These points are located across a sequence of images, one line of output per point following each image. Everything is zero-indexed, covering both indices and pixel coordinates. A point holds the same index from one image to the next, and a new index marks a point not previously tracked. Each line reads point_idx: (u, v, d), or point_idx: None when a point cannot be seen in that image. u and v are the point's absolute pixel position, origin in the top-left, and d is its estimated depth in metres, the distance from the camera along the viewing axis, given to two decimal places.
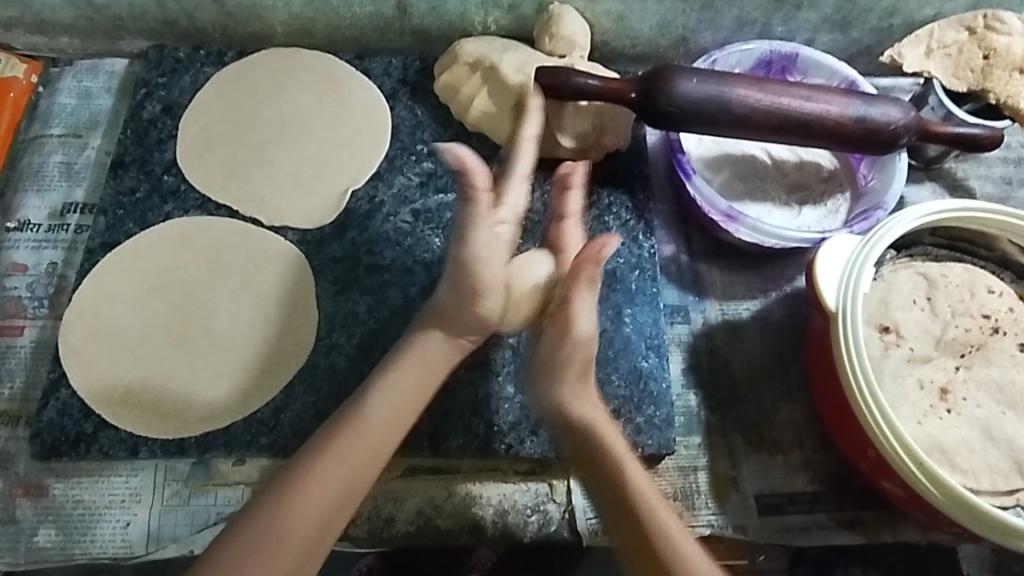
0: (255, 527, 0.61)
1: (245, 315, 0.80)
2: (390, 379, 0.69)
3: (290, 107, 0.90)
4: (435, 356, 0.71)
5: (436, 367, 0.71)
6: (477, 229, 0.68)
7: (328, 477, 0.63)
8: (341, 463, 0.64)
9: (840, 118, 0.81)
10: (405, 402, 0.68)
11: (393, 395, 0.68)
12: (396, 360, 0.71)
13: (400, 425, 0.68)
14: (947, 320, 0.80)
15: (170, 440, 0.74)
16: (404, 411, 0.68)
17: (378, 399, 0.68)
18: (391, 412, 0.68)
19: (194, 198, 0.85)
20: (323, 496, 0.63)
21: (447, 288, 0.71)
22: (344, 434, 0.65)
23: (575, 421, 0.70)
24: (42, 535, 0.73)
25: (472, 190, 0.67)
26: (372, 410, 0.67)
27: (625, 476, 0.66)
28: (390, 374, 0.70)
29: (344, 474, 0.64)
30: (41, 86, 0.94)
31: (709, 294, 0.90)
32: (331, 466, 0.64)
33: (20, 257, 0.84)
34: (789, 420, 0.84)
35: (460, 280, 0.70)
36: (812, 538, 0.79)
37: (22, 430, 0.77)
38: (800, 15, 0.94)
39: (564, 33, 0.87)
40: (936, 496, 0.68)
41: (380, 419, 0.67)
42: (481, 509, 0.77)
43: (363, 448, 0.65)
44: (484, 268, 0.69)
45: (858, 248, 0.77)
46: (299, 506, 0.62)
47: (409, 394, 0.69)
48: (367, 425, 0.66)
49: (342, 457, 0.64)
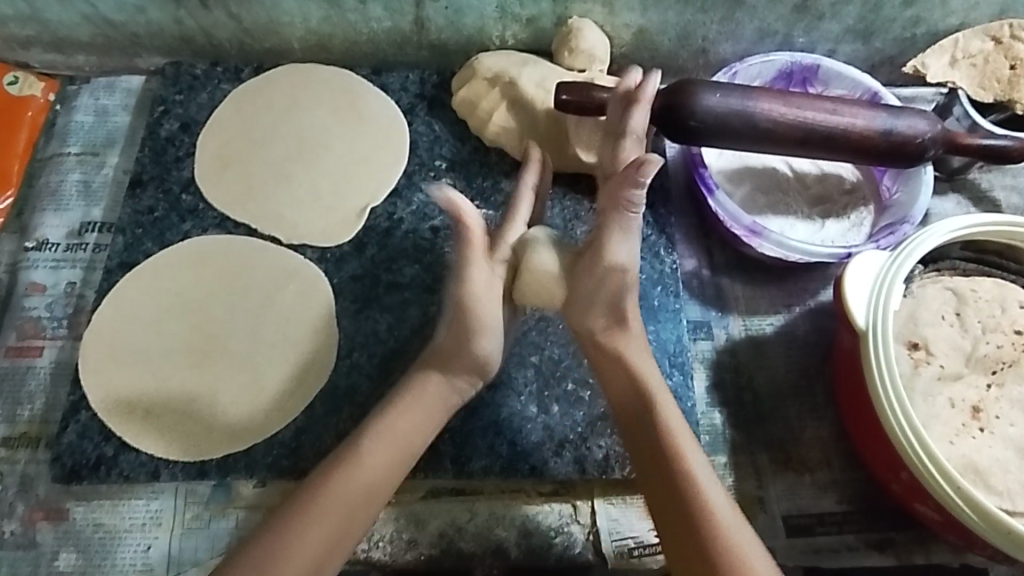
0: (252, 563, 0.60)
1: (261, 331, 0.79)
2: (390, 425, 0.68)
3: (306, 124, 0.89)
4: (433, 398, 0.70)
5: (435, 409, 0.70)
6: (471, 268, 0.68)
7: (326, 523, 0.63)
8: (342, 506, 0.64)
9: (866, 131, 0.80)
10: (399, 453, 0.67)
11: (385, 436, 0.67)
12: (401, 397, 0.70)
13: (395, 466, 0.67)
14: (977, 336, 0.78)
15: (191, 463, 0.74)
16: (397, 465, 0.67)
17: (376, 440, 0.67)
18: (390, 452, 0.67)
19: (212, 216, 0.84)
20: (324, 539, 0.62)
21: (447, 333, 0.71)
22: (343, 481, 0.64)
23: (649, 425, 0.68)
24: (62, 559, 0.72)
25: (465, 227, 0.66)
26: (368, 454, 0.66)
27: (690, 486, 0.64)
28: (393, 411, 0.69)
29: (342, 515, 0.63)
30: (59, 104, 0.93)
31: (732, 310, 0.89)
32: (327, 511, 0.63)
33: (39, 277, 0.84)
34: (816, 438, 0.83)
35: (458, 321, 0.69)
36: (841, 560, 0.78)
37: (42, 453, 0.76)
38: (821, 26, 0.93)
39: (584, 47, 0.86)
40: (974, 521, 0.66)
41: (377, 458, 0.66)
42: (504, 531, 0.76)
43: (358, 495, 0.64)
44: (481, 308, 0.68)
45: (887, 264, 0.76)
46: (305, 540, 0.62)
47: (410, 442, 0.68)
48: (364, 469, 0.65)
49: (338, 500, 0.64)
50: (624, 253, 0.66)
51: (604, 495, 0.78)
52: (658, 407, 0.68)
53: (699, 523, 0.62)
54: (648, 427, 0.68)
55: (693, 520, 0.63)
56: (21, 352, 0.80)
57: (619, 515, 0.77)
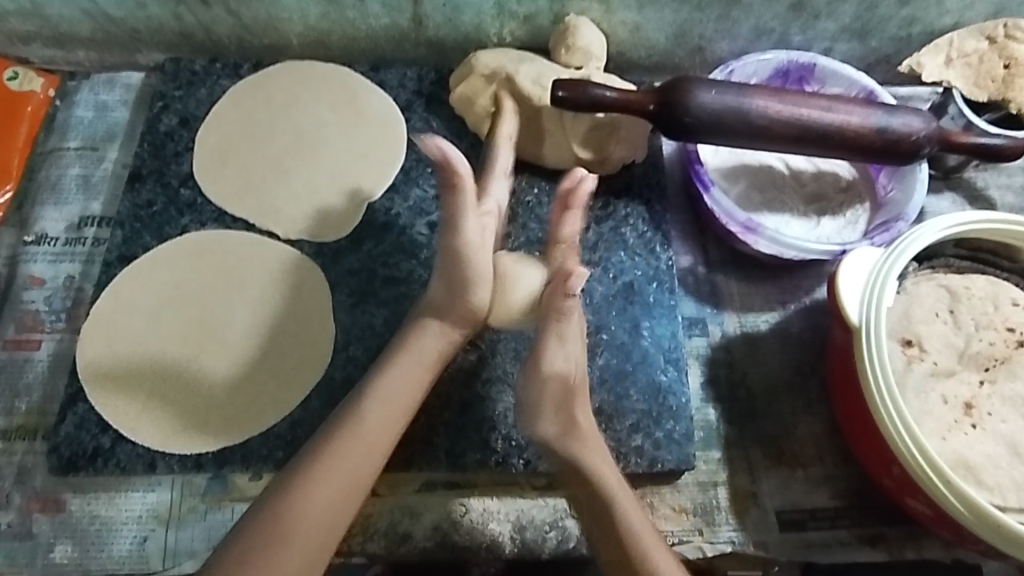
0: (263, 524, 0.62)
1: (260, 321, 0.79)
2: (387, 384, 0.69)
3: (305, 120, 0.89)
4: (429, 350, 0.72)
5: (432, 361, 0.72)
6: (465, 220, 0.70)
7: (335, 477, 0.64)
8: (347, 456, 0.65)
9: (861, 129, 0.80)
10: (398, 408, 0.69)
11: (379, 393, 0.69)
12: (400, 350, 0.71)
13: (394, 421, 0.68)
14: (970, 333, 0.79)
15: (188, 455, 0.74)
16: (393, 423, 0.68)
17: (372, 396, 0.68)
18: (391, 407, 0.68)
19: (211, 211, 0.85)
20: (332, 489, 0.64)
21: (440, 284, 0.73)
22: (339, 440, 0.66)
23: (590, 494, 0.68)
24: (59, 549, 0.73)
25: (456, 177, 0.69)
26: (366, 412, 0.68)
27: (614, 509, 0.67)
28: (390, 369, 0.70)
29: (347, 473, 0.65)
30: (59, 99, 0.94)
31: (727, 306, 0.89)
32: (332, 460, 0.65)
33: (38, 270, 0.85)
34: (809, 434, 0.83)
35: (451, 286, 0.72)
36: (834, 554, 0.78)
37: (39, 444, 0.77)
38: (818, 25, 0.93)
39: (581, 45, 0.87)
40: (964, 514, 0.67)
41: (376, 416, 0.68)
42: (498, 524, 0.76)
43: (359, 451, 0.66)
44: (476, 258, 0.71)
45: (881, 260, 0.76)
46: (318, 491, 0.64)
47: (405, 397, 0.69)
48: (361, 428, 0.67)
49: (340, 460, 0.65)
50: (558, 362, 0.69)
51: None
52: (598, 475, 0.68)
53: (621, 538, 0.66)
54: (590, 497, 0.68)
55: (633, 556, 0.66)
56: (19, 345, 0.81)
57: None
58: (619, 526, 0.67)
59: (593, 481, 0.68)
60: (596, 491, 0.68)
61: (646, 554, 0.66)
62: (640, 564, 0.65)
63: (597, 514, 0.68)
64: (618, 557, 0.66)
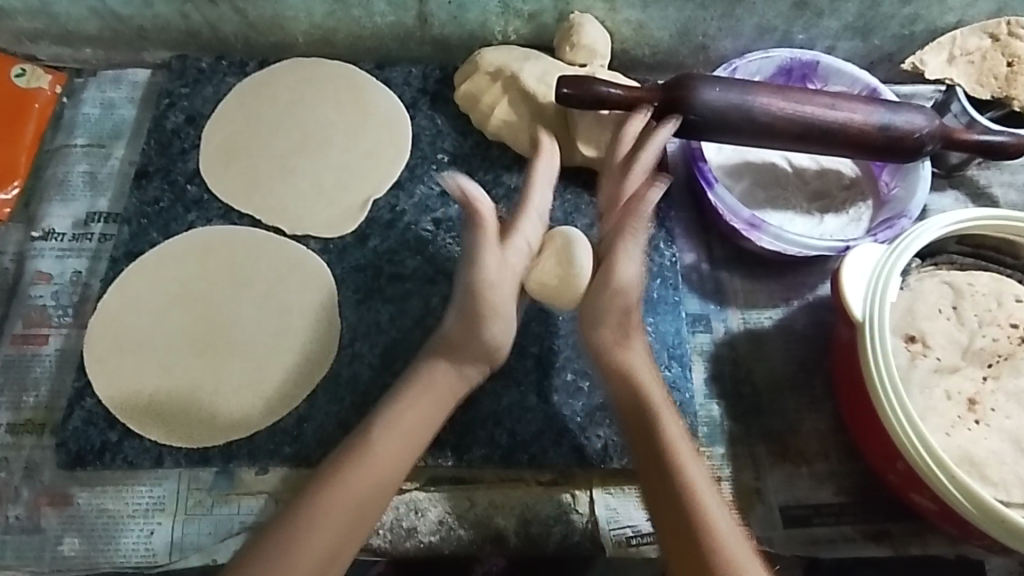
0: (267, 556, 0.61)
1: (266, 320, 0.80)
2: (395, 418, 0.69)
3: (311, 117, 0.90)
4: (439, 386, 0.72)
5: (443, 397, 0.72)
6: (483, 257, 0.72)
7: (337, 505, 0.64)
8: (353, 488, 0.65)
9: (864, 126, 0.81)
10: (408, 440, 0.69)
11: (391, 424, 0.69)
12: (415, 382, 0.72)
13: (403, 455, 0.68)
14: (974, 329, 0.79)
15: (195, 450, 0.75)
16: (405, 453, 0.68)
17: (384, 428, 0.69)
18: (399, 442, 0.68)
19: (217, 208, 0.85)
20: (338, 518, 0.64)
21: (457, 320, 0.73)
22: (350, 470, 0.66)
23: (651, 437, 0.68)
24: (66, 543, 0.73)
25: (475, 209, 0.73)
26: (376, 443, 0.68)
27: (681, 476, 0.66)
28: (400, 404, 0.70)
29: (352, 500, 0.65)
30: (66, 97, 0.95)
31: (731, 303, 0.89)
32: (339, 493, 0.65)
33: (45, 266, 0.85)
34: (814, 430, 0.83)
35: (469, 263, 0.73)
36: (838, 550, 0.78)
37: (47, 439, 0.77)
38: (821, 23, 0.94)
39: (585, 42, 0.87)
40: (967, 507, 0.67)
41: (385, 448, 0.67)
42: (503, 519, 0.76)
43: (366, 483, 0.66)
44: (494, 291, 0.72)
45: (885, 256, 0.76)
46: (327, 516, 0.63)
47: (418, 428, 0.70)
48: (372, 458, 0.67)
49: (349, 490, 0.65)
50: (630, 268, 0.72)
51: (604, 485, 0.78)
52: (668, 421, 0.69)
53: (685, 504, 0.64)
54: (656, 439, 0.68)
55: (687, 505, 0.64)
56: (26, 340, 0.81)
57: (617, 505, 0.77)
58: (676, 473, 0.66)
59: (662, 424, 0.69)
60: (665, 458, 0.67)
61: (701, 505, 0.64)
62: (692, 511, 0.64)
63: (655, 461, 0.67)
64: (673, 505, 0.65)
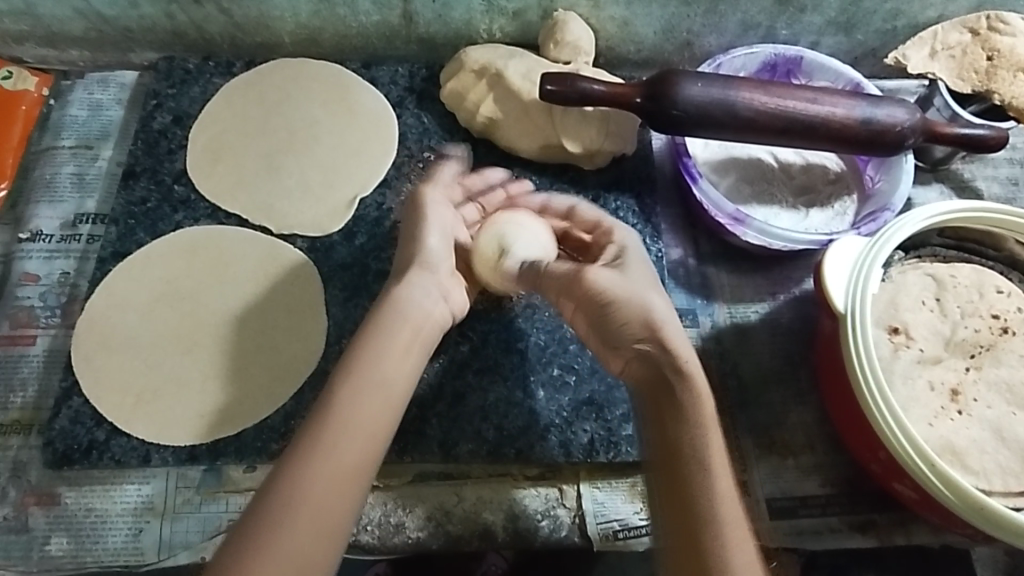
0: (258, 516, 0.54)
1: (252, 314, 0.80)
2: (377, 360, 0.64)
3: (297, 116, 0.90)
4: (421, 320, 0.69)
5: (423, 330, 0.69)
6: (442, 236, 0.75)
7: (326, 459, 0.57)
8: (339, 438, 0.58)
9: (845, 120, 0.81)
10: (381, 376, 0.63)
11: (348, 376, 0.62)
12: (367, 334, 0.65)
13: (370, 406, 0.61)
14: (956, 321, 0.80)
15: (182, 448, 0.75)
16: (383, 394, 0.62)
17: (341, 385, 0.61)
18: (385, 389, 0.62)
19: (204, 207, 0.86)
20: (327, 486, 0.56)
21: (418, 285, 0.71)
22: (318, 438, 0.58)
23: (664, 397, 0.62)
24: (54, 543, 0.73)
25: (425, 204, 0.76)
26: (335, 400, 0.60)
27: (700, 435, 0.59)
28: (376, 345, 0.65)
29: (344, 452, 0.58)
30: (52, 99, 0.95)
31: (718, 298, 0.90)
32: (328, 439, 0.58)
33: (32, 267, 0.85)
34: (800, 423, 0.84)
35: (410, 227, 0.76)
36: (824, 541, 0.79)
37: (34, 439, 0.77)
38: (804, 19, 0.94)
39: (569, 39, 0.88)
40: (947, 496, 0.67)
41: (349, 404, 0.60)
42: (491, 515, 0.76)
43: (338, 444, 0.58)
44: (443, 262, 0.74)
45: (866, 249, 0.77)
46: (312, 489, 0.56)
47: (379, 376, 0.63)
48: (337, 417, 0.59)
49: (328, 458, 0.57)
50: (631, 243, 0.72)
51: (591, 479, 0.78)
52: (688, 386, 0.61)
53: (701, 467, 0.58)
54: (669, 400, 0.61)
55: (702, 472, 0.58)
56: (14, 341, 0.81)
57: (604, 499, 0.78)
58: (698, 432, 0.59)
59: (681, 390, 0.61)
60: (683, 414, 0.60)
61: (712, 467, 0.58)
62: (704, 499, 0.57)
63: (663, 428, 0.61)
64: (675, 481, 0.58)
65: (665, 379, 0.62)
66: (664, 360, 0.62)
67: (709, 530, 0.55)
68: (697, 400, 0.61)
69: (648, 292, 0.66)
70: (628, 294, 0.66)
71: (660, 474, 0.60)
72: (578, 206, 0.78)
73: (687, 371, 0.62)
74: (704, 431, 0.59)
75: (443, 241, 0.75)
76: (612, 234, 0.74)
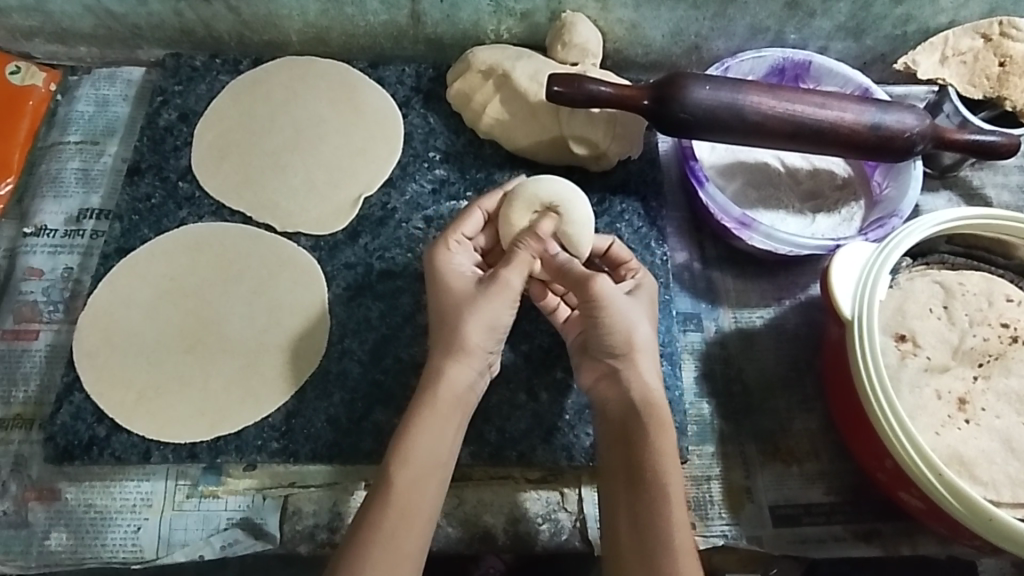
0: None
1: (254, 314, 0.80)
2: (423, 437, 0.65)
3: (303, 115, 0.90)
4: (461, 388, 0.69)
5: (464, 397, 0.69)
6: (490, 307, 0.69)
7: (387, 538, 0.61)
8: (398, 521, 0.62)
9: (856, 125, 0.81)
10: (429, 454, 0.65)
11: (406, 457, 0.64)
12: (422, 405, 0.67)
13: (431, 483, 0.65)
14: (964, 329, 0.79)
15: (182, 445, 0.74)
16: (431, 471, 0.65)
17: (401, 463, 0.64)
18: (428, 465, 0.65)
19: (208, 204, 0.85)
20: (395, 563, 0.60)
21: (456, 360, 0.68)
22: (385, 516, 0.62)
23: (632, 430, 0.68)
24: (53, 538, 0.73)
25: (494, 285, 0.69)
26: (397, 477, 0.63)
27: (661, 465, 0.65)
28: (424, 418, 0.66)
29: (405, 535, 0.62)
30: (60, 94, 0.95)
31: (723, 302, 0.89)
32: (391, 524, 0.62)
33: (37, 262, 0.85)
34: (804, 430, 0.83)
35: (452, 317, 0.69)
36: (828, 550, 0.78)
37: (36, 433, 0.77)
38: (813, 23, 0.94)
39: (577, 41, 0.87)
40: (957, 508, 0.66)
41: (411, 481, 0.64)
42: (492, 517, 0.76)
43: (402, 517, 0.62)
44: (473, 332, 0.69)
45: (874, 255, 0.76)
46: (382, 563, 0.60)
47: (436, 453, 0.66)
48: (402, 494, 0.63)
49: (398, 539, 0.61)
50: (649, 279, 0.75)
51: (593, 483, 0.78)
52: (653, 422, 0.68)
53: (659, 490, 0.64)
54: (632, 427, 0.68)
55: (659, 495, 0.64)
56: (17, 336, 0.81)
57: None
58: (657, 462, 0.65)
59: (650, 428, 0.67)
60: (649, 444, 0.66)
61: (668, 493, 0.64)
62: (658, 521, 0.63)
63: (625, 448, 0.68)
64: (628, 503, 0.66)
65: (635, 415, 0.68)
66: (637, 393, 0.69)
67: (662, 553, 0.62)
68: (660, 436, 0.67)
69: (641, 322, 0.71)
70: (625, 323, 0.70)
71: (615, 486, 0.67)
72: (613, 243, 0.79)
73: (654, 405, 0.68)
74: (660, 461, 0.66)
75: (487, 330, 0.69)
76: (636, 271, 0.77)
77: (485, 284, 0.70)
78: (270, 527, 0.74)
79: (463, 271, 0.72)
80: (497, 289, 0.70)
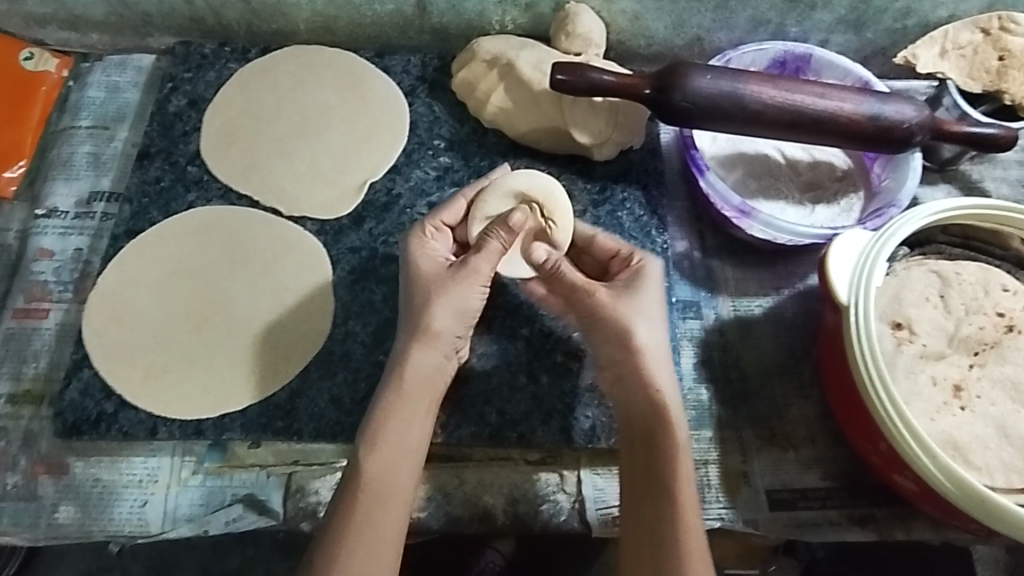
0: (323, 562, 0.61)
1: (258, 296, 0.81)
2: (391, 421, 0.66)
3: (309, 102, 0.92)
4: (429, 372, 0.69)
5: (433, 380, 0.69)
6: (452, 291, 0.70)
7: (364, 525, 0.62)
8: (370, 506, 0.63)
9: (854, 115, 0.82)
10: (399, 437, 0.66)
11: (376, 441, 0.65)
12: (390, 389, 0.68)
13: (404, 466, 0.65)
14: (960, 318, 0.80)
15: (188, 421, 0.76)
16: (400, 453, 0.66)
17: (371, 447, 0.65)
18: (395, 450, 0.65)
19: (216, 188, 0.87)
20: (368, 546, 0.61)
21: (418, 346, 0.69)
22: (360, 500, 0.63)
23: (640, 426, 0.69)
24: (62, 511, 0.74)
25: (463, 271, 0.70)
26: (367, 462, 0.64)
27: (671, 464, 0.66)
28: (392, 402, 0.67)
29: (377, 520, 0.63)
30: (72, 80, 0.97)
31: (722, 291, 0.91)
32: (365, 510, 0.63)
33: (47, 242, 0.87)
34: (801, 417, 0.84)
35: (418, 300, 0.70)
36: (823, 533, 0.79)
37: (45, 410, 0.78)
38: (814, 16, 0.95)
39: (580, 31, 0.89)
40: (949, 489, 0.67)
41: (382, 463, 0.64)
42: (491, 498, 0.77)
43: (376, 500, 0.63)
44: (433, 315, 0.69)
45: (870, 243, 0.77)
46: (357, 548, 0.61)
47: (405, 436, 0.66)
48: (375, 479, 0.64)
49: (372, 519, 0.62)
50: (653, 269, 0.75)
51: (592, 465, 0.79)
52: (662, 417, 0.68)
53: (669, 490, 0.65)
54: (644, 425, 0.68)
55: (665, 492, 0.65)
56: (27, 314, 0.83)
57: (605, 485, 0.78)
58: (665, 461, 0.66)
59: (660, 425, 0.67)
60: (658, 440, 0.67)
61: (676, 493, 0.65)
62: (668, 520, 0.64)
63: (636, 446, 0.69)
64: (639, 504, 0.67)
65: (641, 410, 0.69)
66: (644, 389, 0.69)
67: (671, 558, 0.63)
68: (668, 432, 0.67)
69: (645, 319, 0.71)
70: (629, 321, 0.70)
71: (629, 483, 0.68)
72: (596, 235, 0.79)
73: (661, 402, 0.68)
74: (671, 459, 0.66)
75: (449, 315, 0.70)
76: (630, 259, 0.76)
77: (454, 269, 0.71)
78: (273, 504, 0.75)
79: (436, 257, 0.73)
80: (467, 275, 0.70)
